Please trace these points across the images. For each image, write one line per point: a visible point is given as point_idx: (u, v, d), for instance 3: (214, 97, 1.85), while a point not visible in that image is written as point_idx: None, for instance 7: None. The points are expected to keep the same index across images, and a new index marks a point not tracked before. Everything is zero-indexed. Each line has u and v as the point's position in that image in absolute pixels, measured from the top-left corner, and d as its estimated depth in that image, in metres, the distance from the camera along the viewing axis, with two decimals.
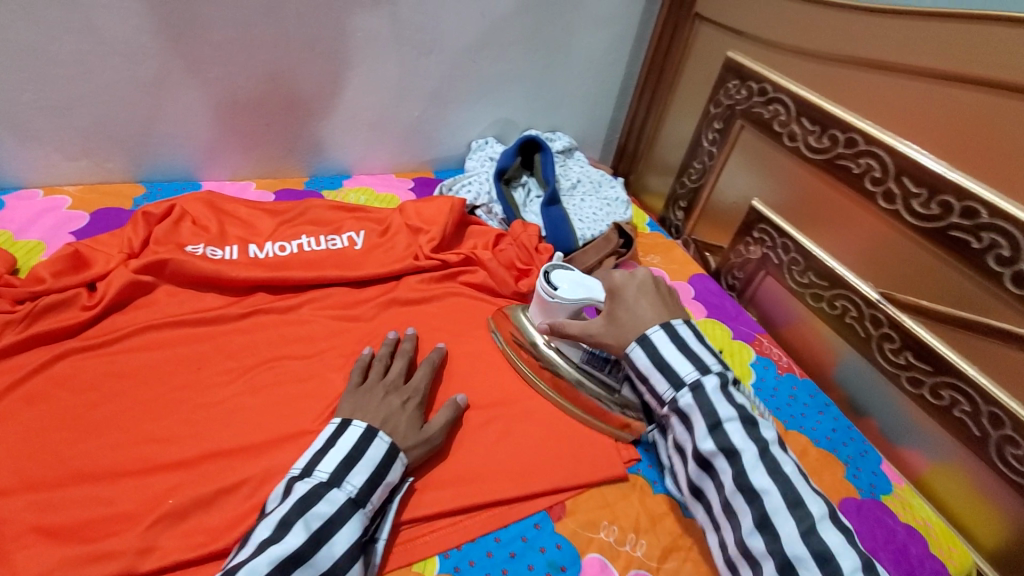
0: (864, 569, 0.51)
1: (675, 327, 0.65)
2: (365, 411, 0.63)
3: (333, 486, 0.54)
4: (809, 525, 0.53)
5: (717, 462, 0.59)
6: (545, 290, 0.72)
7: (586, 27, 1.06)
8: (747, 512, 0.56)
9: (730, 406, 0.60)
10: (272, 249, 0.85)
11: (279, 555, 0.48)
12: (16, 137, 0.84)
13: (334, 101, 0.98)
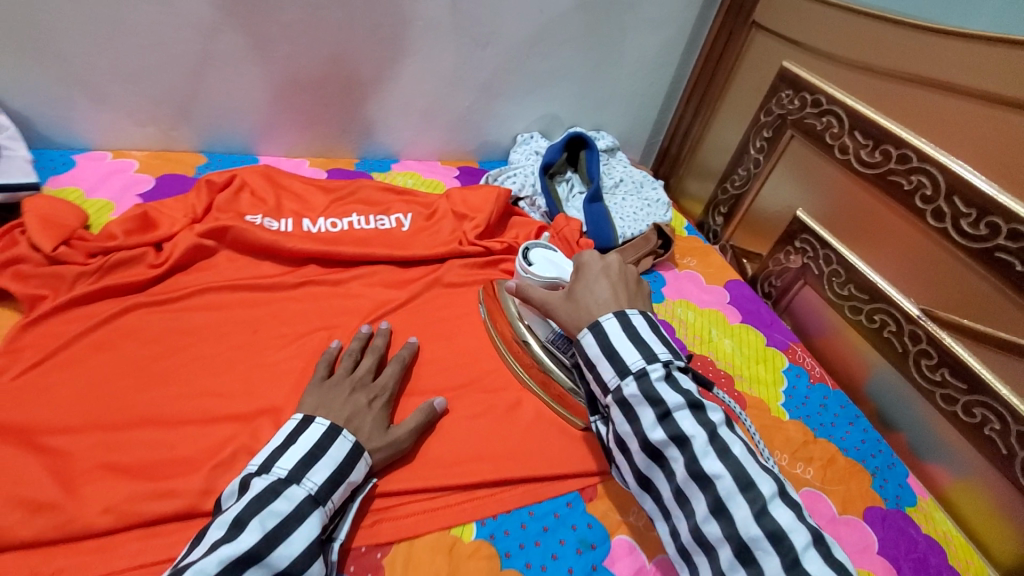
0: (816, 544, 0.49)
1: (628, 317, 0.61)
2: (323, 406, 0.60)
3: (291, 482, 0.52)
4: (762, 507, 0.50)
5: (669, 452, 0.55)
6: (521, 265, 0.74)
7: (639, 29, 1.08)
8: (700, 498, 0.53)
9: (678, 392, 0.56)
10: (324, 225, 0.88)
11: (229, 556, 0.45)
12: (93, 101, 0.88)
13: (390, 85, 1.01)
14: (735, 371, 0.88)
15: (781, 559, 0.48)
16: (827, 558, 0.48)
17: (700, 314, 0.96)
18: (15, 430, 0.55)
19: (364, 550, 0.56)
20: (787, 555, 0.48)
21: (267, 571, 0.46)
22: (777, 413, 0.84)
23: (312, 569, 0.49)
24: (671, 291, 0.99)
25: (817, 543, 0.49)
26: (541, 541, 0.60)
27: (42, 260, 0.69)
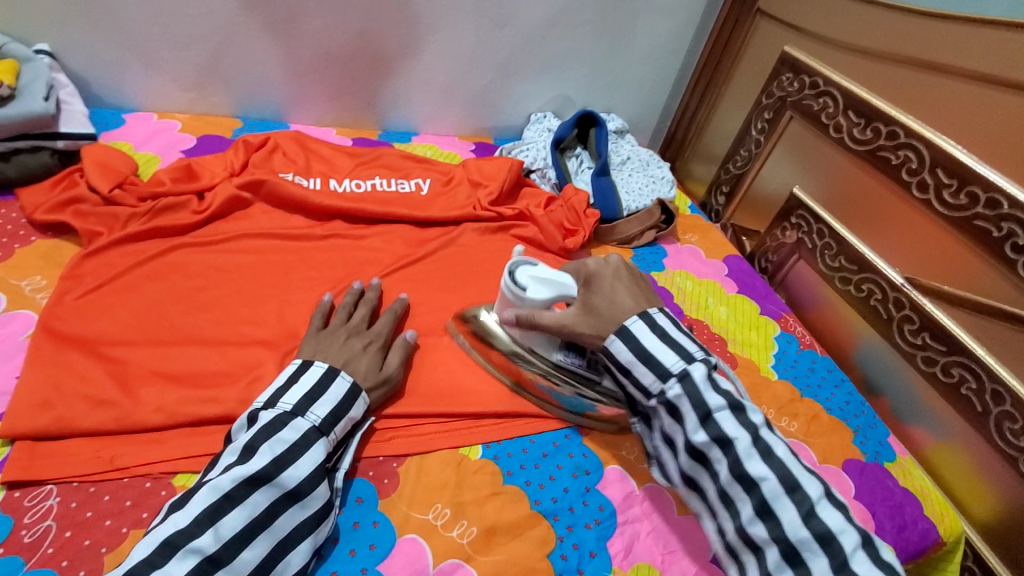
0: (865, 546, 0.49)
1: (654, 317, 0.61)
2: (321, 354, 0.64)
3: (296, 415, 0.55)
4: (809, 509, 0.51)
5: (712, 454, 0.56)
6: (511, 291, 0.66)
7: (650, 15, 1.13)
8: (746, 500, 0.54)
9: (719, 394, 0.56)
10: (349, 185, 0.95)
11: (241, 477, 0.50)
12: (143, 65, 0.96)
13: (413, 61, 1.08)
14: (729, 335, 0.93)
15: (830, 560, 0.49)
16: (876, 560, 0.49)
17: (698, 284, 1.01)
18: (77, 340, 0.63)
19: (381, 460, 0.62)
20: (836, 557, 0.49)
21: (277, 489, 0.51)
22: (766, 372, 0.89)
23: (317, 492, 0.53)
24: (672, 262, 1.04)
25: (867, 545, 0.49)
26: (540, 464, 0.66)
27: (98, 200, 0.76)
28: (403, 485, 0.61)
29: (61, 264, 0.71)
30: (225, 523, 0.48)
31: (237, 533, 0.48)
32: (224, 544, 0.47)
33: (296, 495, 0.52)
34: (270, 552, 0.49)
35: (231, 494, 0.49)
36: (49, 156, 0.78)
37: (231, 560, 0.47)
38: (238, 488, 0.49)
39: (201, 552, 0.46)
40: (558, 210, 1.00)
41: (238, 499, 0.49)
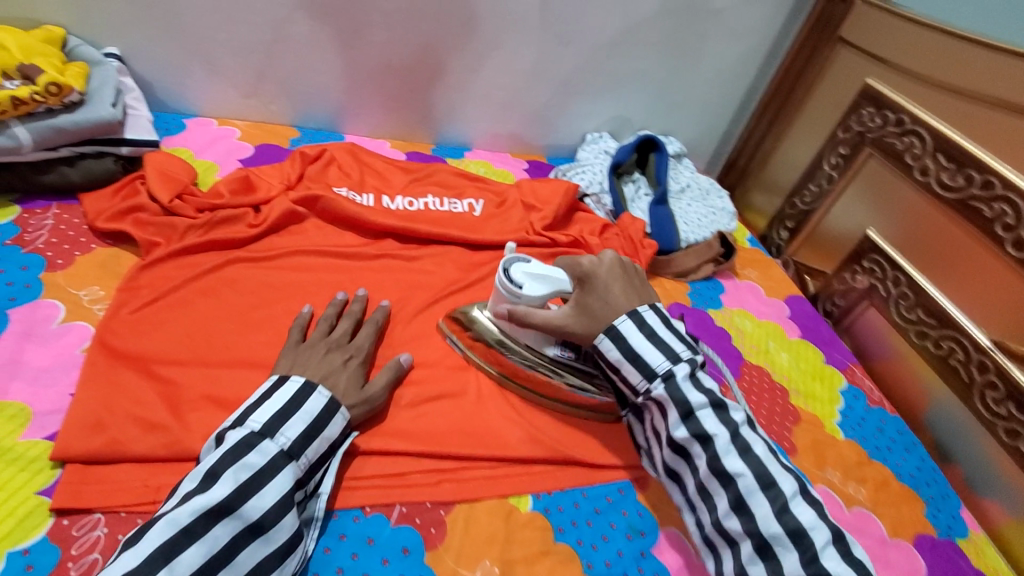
0: (835, 542, 0.52)
1: (642, 315, 0.61)
2: (299, 368, 0.61)
3: (266, 436, 0.53)
4: (782, 505, 0.53)
5: (692, 449, 0.58)
6: (506, 289, 0.66)
7: (721, 37, 1.08)
8: (722, 495, 0.56)
9: (701, 392, 0.58)
10: (402, 203, 0.93)
11: (201, 509, 0.46)
12: (206, 71, 0.96)
13: (472, 76, 1.05)
14: (791, 385, 0.88)
15: (800, 554, 0.51)
16: (844, 555, 0.51)
17: (759, 325, 0.96)
18: (132, 358, 0.62)
19: (428, 506, 0.59)
20: (806, 551, 0.51)
21: (240, 522, 0.48)
22: (831, 430, 0.84)
23: (284, 521, 0.50)
24: (730, 299, 0.99)
25: (837, 541, 0.51)
26: (593, 521, 0.62)
27: (158, 210, 0.76)
28: (451, 535, 0.58)
29: (118, 275, 0.70)
30: (183, 560, 0.44)
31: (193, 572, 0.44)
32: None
33: (261, 527, 0.48)
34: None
35: (190, 528, 0.45)
36: (113, 163, 0.78)
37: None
38: (197, 521, 0.46)
39: None
40: (613, 239, 0.97)
41: (196, 534, 0.45)
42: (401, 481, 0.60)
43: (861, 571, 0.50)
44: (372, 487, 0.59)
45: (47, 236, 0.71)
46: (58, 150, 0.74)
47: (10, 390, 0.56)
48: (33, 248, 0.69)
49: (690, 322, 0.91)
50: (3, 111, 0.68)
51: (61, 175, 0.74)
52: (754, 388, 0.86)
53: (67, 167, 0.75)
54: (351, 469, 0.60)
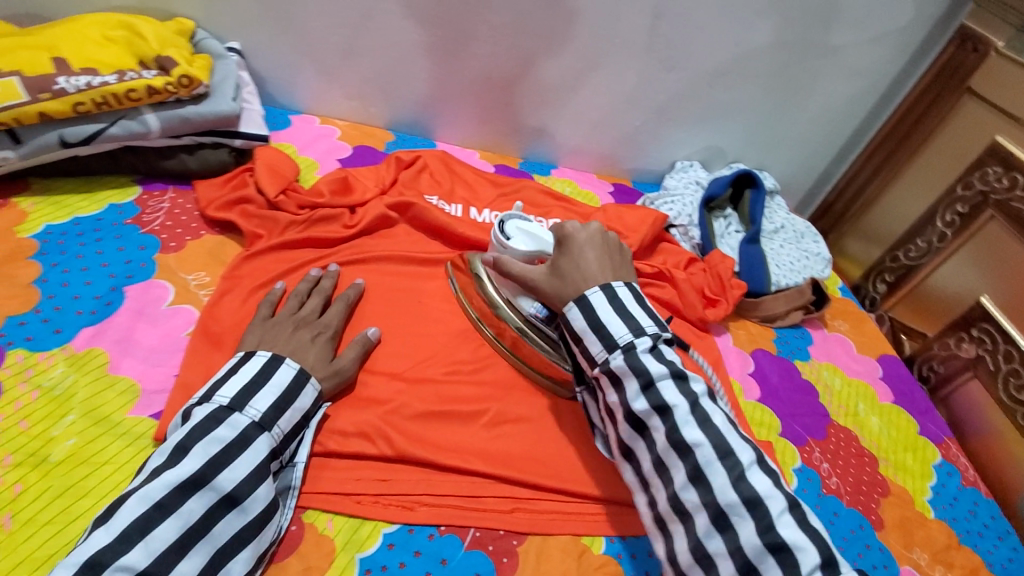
0: (791, 511, 0.49)
1: (614, 289, 0.60)
2: (269, 341, 0.61)
3: (234, 410, 0.52)
4: (739, 473, 0.51)
5: (651, 422, 0.55)
6: (498, 239, 0.74)
7: (834, 75, 1.03)
8: (679, 467, 0.53)
9: (661, 363, 0.56)
10: (489, 217, 0.93)
11: (174, 483, 0.47)
12: (316, 71, 0.99)
13: (570, 95, 1.04)
14: (881, 453, 0.82)
15: (756, 523, 0.49)
16: (801, 523, 0.48)
17: (848, 383, 0.90)
18: (232, 347, 0.63)
19: (501, 533, 0.58)
20: (762, 520, 0.49)
21: (214, 493, 0.48)
22: (921, 507, 0.78)
23: (259, 491, 0.50)
24: (819, 351, 0.94)
25: (793, 509, 0.49)
26: None
27: (264, 203, 0.79)
28: (524, 566, 0.56)
29: (223, 263, 0.73)
30: (157, 535, 0.45)
31: (169, 547, 0.45)
32: (156, 559, 0.44)
33: (234, 499, 0.49)
34: (211, 560, 0.47)
35: (163, 503, 0.46)
36: (227, 154, 0.81)
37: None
38: (170, 496, 0.46)
39: (132, 569, 0.43)
40: (699, 275, 0.93)
41: (170, 508, 0.46)
42: (477, 504, 0.59)
43: (818, 541, 0.48)
44: (449, 507, 0.58)
45: (163, 219, 0.75)
46: (180, 139, 0.78)
47: (123, 366, 0.59)
48: (149, 229, 0.73)
49: (775, 373, 0.88)
50: (138, 98, 0.72)
51: (180, 161, 0.78)
52: (840, 451, 0.81)
53: (186, 154, 0.78)
54: (427, 485, 0.59)
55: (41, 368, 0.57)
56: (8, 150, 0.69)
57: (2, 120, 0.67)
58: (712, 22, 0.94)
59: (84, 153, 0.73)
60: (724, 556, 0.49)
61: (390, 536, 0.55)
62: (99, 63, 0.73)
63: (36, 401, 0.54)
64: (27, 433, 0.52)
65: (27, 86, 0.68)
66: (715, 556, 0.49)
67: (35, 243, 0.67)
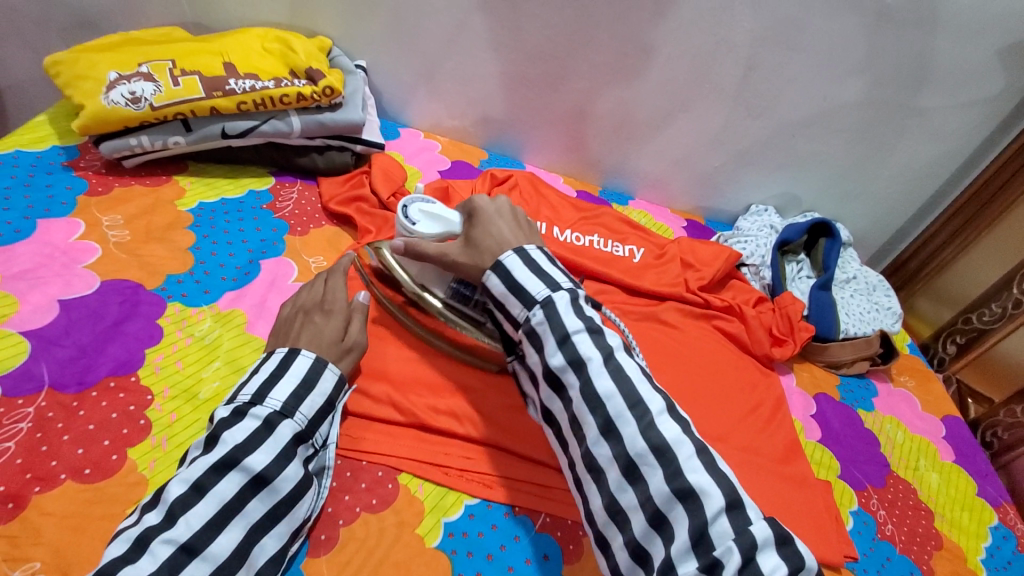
0: (700, 454, 0.50)
1: (528, 252, 0.60)
2: (283, 337, 0.63)
3: (255, 402, 0.55)
4: (648, 422, 0.51)
5: (566, 379, 0.55)
6: (403, 224, 0.70)
7: (919, 136, 1.05)
8: (592, 422, 0.53)
9: (579, 318, 0.56)
10: (570, 236, 0.97)
11: (207, 466, 0.50)
12: (428, 92, 1.10)
13: (656, 133, 1.10)
14: (937, 508, 0.83)
15: (664, 471, 0.50)
16: (708, 466, 0.49)
17: (910, 439, 0.91)
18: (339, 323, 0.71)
19: (569, 522, 0.63)
20: (669, 467, 0.50)
21: (244, 475, 0.51)
22: (975, 567, 0.78)
23: (288, 472, 0.53)
24: (882, 404, 0.94)
25: (701, 452, 0.50)
26: None
27: (376, 203, 0.88)
28: (587, 555, 0.61)
29: (339, 251, 0.82)
30: (194, 513, 0.48)
31: (206, 523, 0.48)
32: (196, 532, 0.48)
33: (264, 479, 0.52)
34: (246, 535, 0.50)
35: (199, 484, 0.49)
36: (349, 157, 0.91)
37: (205, 548, 0.48)
38: (204, 477, 0.50)
39: (175, 542, 0.47)
40: (768, 314, 0.96)
41: (205, 489, 0.49)
42: (552, 492, 0.64)
43: (723, 483, 0.49)
44: (524, 491, 0.63)
45: (292, 208, 0.85)
46: (313, 140, 0.89)
47: (258, 327, 0.68)
48: (282, 215, 0.83)
49: (838, 419, 0.89)
50: (288, 103, 0.84)
51: (311, 160, 0.89)
52: (898, 502, 0.82)
53: (316, 154, 0.89)
54: (506, 469, 0.65)
55: (193, 320, 0.67)
56: (180, 136, 0.81)
57: (182, 110, 0.80)
58: (803, 77, 0.99)
59: (237, 144, 0.85)
60: (635, 509, 0.50)
61: (471, 507, 0.61)
62: (260, 70, 0.85)
63: (189, 347, 0.64)
64: (181, 371, 0.62)
65: (204, 84, 0.81)
66: (628, 509, 0.51)
67: (191, 216, 0.78)
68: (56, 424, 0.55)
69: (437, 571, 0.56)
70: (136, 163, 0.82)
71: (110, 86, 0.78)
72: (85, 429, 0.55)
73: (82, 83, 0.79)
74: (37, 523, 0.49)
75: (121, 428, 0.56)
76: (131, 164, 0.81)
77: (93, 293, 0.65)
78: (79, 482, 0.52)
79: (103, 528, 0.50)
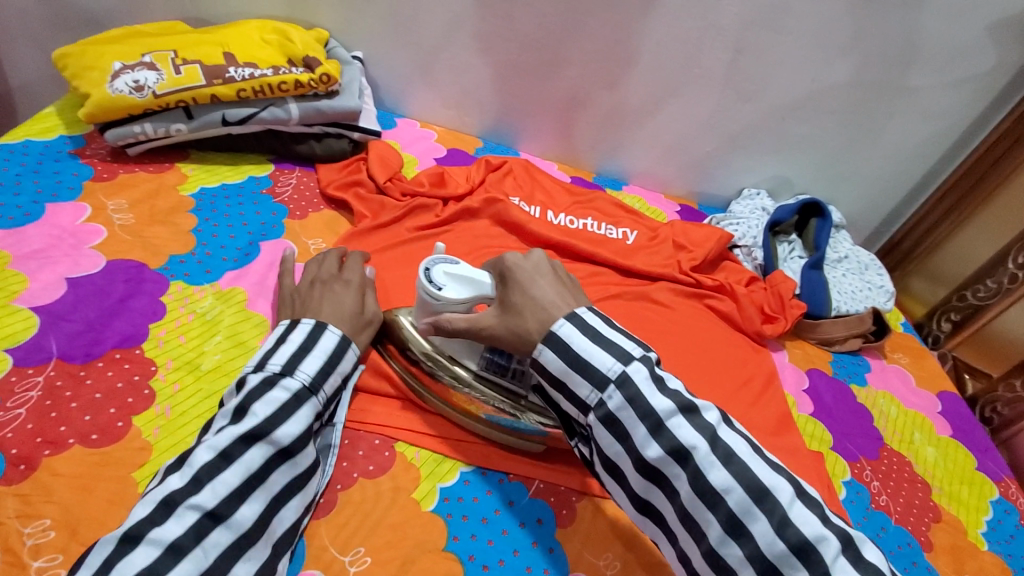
0: (844, 549, 0.46)
1: (581, 317, 0.56)
2: (303, 311, 0.65)
3: (285, 375, 0.56)
4: (782, 517, 0.47)
5: (670, 470, 0.50)
6: (426, 289, 0.63)
7: (910, 117, 1.07)
8: (713, 520, 0.48)
9: (667, 397, 0.51)
10: (564, 220, 1.00)
11: (236, 435, 0.51)
12: (423, 82, 1.12)
13: (649, 118, 1.11)
14: (934, 481, 0.84)
15: (811, 572, 0.45)
16: (856, 562, 0.45)
17: (904, 413, 0.92)
18: None
19: (563, 489, 0.64)
20: (816, 567, 0.45)
21: (272, 446, 0.52)
22: (975, 539, 0.79)
23: (306, 449, 0.55)
24: (876, 380, 0.96)
25: (846, 547, 0.46)
26: None
27: (373, 188, 0.90)
28: (580, 520, 0.62)
29: (337, 234, 0.84)
30: (223, 479, 0.49)
31: (232, 491, 0.49)
32: (222, 501, 0.48)
33: (289, 452, 0.53)
34: (268, 504, 0.51)
35: (227, 452, 0.50)
36: (346, 144, 0.93)
37: (230, 516, 0.49)
38: (232, 445, 0.51)
39: (202, 508, 0.48)
40: (759, 292, 0.97)
41: (232, 457, 0.50)
42: (545, 459, 0.66)
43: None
44: (518, 459, 0.65)
45: (291, 193, 0.87)
46: (311, 128, 0.91)
47: (258, 305, 0.70)
48: (281, 200, 0.85)
49: (830, 394, 0.90)
50: (286, 90, 0.86)
51: (309, 147, 0.91)
52: (892, 473, 0.83)
53: (314, 141, 0.92)
54: (500, 438, 0.66)
55: (195, 297, 0.69)
56: (181, 123, 0.83)
57: (183, 98, 0.82)
58: (791, 60, 1.01)
59: (236, 132, 0.87)
60: None
61: (467, 474, 0.63)
62: (258, 59, 0.87)
63: (191, 322, 0.66)
64: (184, 345, 0.64)
65: (204, 73, 0.83)
66: None
67: (193, 200, 0.81)
68: (65, 392, 0.57)
69: (434, 533, 0.58)
70: (140, 151, 0.84)
71: (115, 74, 0.81)
72: (92, 397, 0.57)
73: (88, 74, 0.82)
74: (48, 483, 0.51)
75: (126, 397, 0.58)
76: (135, 151, 0.84)
77: (98, 272, 0.68)
78: (86, 446, 0.54)
79: (111, 489, 0.52)
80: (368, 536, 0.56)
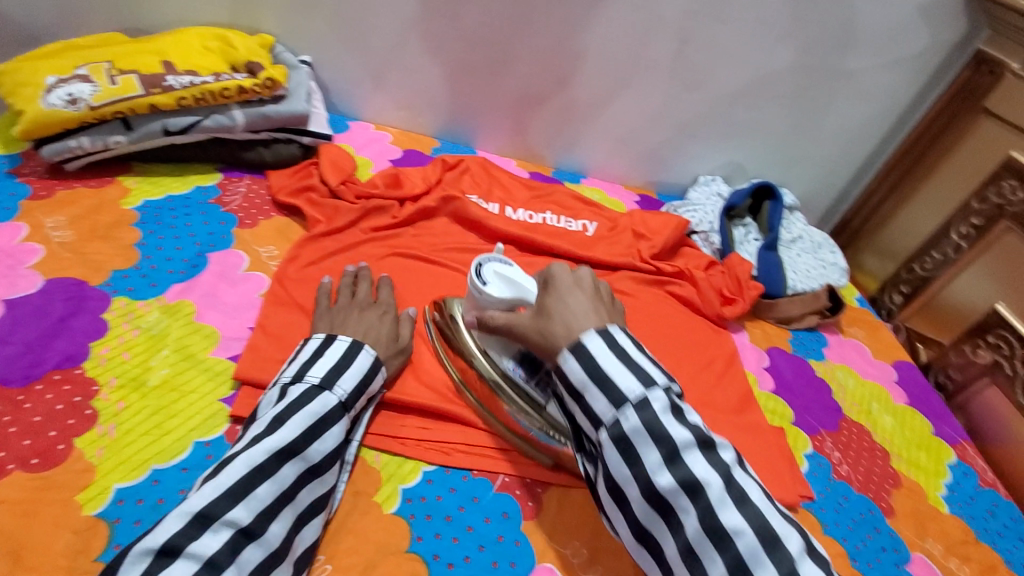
0: None
1: (612, 334, 0.54)
2: (340, 329, 0.66)
3: (325, 388, 0.57)
4: (790, 566, 0.44)
5: (678, 502, 0.48)
6: (474, 284, 0.66)
7: (852, 98, 1.10)
8: (717, 560, 0.46)
9: (685, 427, 0.49)
10: (523, 215, 1.00)
11: (274, 450, 0.51)
12: (374, 85, 1.11)
13: (602, 111, 1.12)
14: (893, 449, 0.86)
15: None
16: None
17: (862, 385, 0.94)
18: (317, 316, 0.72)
19: (528, 481, 0.64)
20: None
21: (303, 462, 0.53)
22: (935, 502, 0.82)
23: (331, 469, 0.56)
24: (834, 354, 0.98)
25: None
26: None
27: (326, 192, 0.88)
28: (546, 511, 0.62)
29: (290, 240, 0.83)
30: (259, 493, 0.49)
31: (264, 508, 0.49)
32: (256, 517, 0.48)
33: (317, 469, 0.54)
34: (295, 520, 0.51)
35: (263, 466, 0.50)
36: (297, 149, 0.92)
37: (262, 533, 0.48)
38: (269, 460, 0.50)
39: (237, 524, 0.47)
40: (717, 276, 0.99)
41: (268, 472, 0.50)
42: (509, 454, 0.66)
43: None
44: (482, 454, 0.65)
45: (241, 201, 0.85)
46: (258, 134, 0.89)
47: (207, 316, 0.69)
48: (230, 209, 0.84)
49: (790, 370, 0.92)
50: (229, 96, 0.84)
51: (258, 154, 0.90)
52: (852, 444, 0.85)
53: (263, 148, 0.90)
54: (464, 435, 0.66)
55: (140, 313, 0.67)
56: (120, 135, 0.81)
57: (121, 109, 0.80)
58: (735, 49, 1.03)
59: (179, 142, 0.85)
60: None
61: (430, 473, 0.63)
62: (198, 66, 0.85)
63: (136, 338, 0.64)
64: (129, 361, 0.62)
65: (142, 82, 0.81)
66: None
67: (136, 213, 0.78)
68: (3, 417, 0.55)
69: (397, 536, 0.57)
70: (79, 166, 0.82)
71: (48, 89, 0.78)
72: (32, 420, 0.55)
73: (18, 88, 0.79)
74: None
75: (67, 418, 0.56)
76: (74, 167, 0.81)
77: (36, 291, 0.65)
78: (27, 471, 0.52)
79: (56, 513, 0.50)
80: (330, 543, 0.55)
